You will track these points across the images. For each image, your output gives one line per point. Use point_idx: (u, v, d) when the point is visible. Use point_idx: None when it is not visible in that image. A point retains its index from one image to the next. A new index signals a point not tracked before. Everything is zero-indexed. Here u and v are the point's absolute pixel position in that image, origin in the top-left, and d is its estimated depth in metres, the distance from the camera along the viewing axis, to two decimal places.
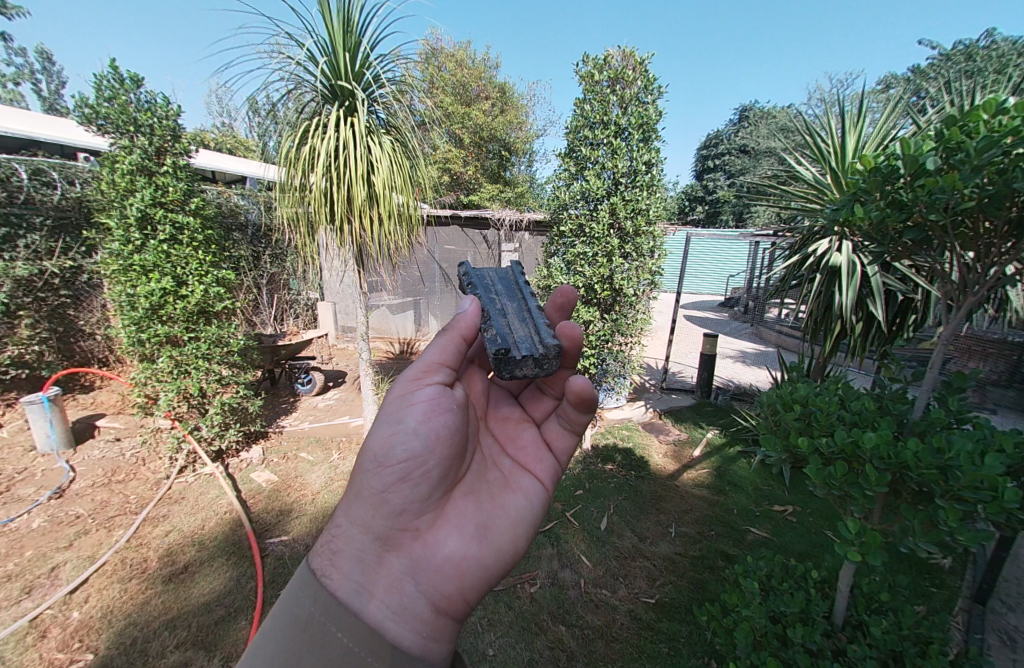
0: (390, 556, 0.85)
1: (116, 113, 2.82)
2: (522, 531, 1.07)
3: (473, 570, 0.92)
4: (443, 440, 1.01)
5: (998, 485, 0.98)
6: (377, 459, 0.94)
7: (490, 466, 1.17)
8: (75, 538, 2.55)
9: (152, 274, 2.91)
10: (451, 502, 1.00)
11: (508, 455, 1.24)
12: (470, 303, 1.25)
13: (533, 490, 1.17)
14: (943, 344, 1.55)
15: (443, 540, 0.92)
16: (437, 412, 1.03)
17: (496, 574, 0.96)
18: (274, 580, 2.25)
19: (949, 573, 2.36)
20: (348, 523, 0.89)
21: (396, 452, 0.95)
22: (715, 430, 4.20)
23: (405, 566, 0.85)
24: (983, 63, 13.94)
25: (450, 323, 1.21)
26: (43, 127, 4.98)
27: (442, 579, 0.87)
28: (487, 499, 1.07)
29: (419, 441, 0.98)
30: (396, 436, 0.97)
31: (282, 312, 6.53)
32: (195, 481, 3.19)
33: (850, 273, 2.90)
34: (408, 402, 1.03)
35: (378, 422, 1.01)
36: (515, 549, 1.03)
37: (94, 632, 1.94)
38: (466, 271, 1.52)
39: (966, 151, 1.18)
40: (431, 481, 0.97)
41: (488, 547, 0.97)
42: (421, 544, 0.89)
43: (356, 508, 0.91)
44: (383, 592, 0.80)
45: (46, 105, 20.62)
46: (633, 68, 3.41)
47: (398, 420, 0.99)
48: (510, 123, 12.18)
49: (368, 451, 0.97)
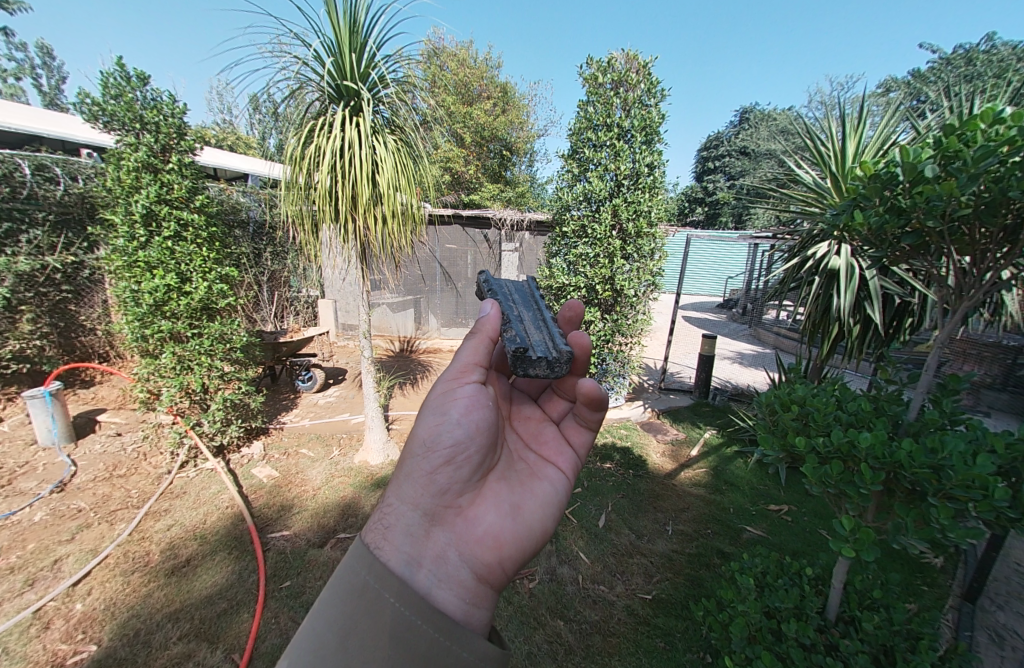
0: (435, 530, 0.90)
1: (122, 110, 2.85)
2: (551, 513, 1.10)
3: (508, 543, 0.96)
4: (483, 431, 1.05)
5: (989, 485, 1.00)
6: (424, 445, 1.00)
7: (518, 458, 1.20)
8: (78, 532, 2.57)
9: (157, 270, 2.94)
10: (487, 485, 1.03)
11: (532, 448, 1.27)
12: (491, 304, 1.28)
13: (559, 477, 1.19)
14: (938, 347, 1.58)
15: (481, 517, 0.96)
16: (477, 405, 1.08)
17: (529, 552, 0.99)
18: (275, 574, 2.28)
19: (941, 572, 2.40)
20: (398, 501, 0.94)
21: (442, 439, 1.00)
22: (713, 430, 4.24)
23: (449, 539, 0.89)
24: (984, 68, 14.01)
25: (476, 326, 1.24)
26: (45, 122, 4.99)
27: (482, 551, 0.91)
28: (518, 484, 1.10)
29: (461, 430, 1.03)
30: (441, 425, 1.02)
31: (282, 309, 6.56)
32: (197, 476, 3.21)
33: (848, 277, 2.93)
34: (451, 396, 1.08)
35: (423, 413, 1.07)
36: (545, 528, 1.06)
37: (98, 623, 1.96)
38: (485, 280, 1.57)
39: (963, 160, 1.21)
40: (472, 464, 1.02)
41: (521, 525, 1.01)
42: (463, 520, 0.94)
43: (405, 488, 0.96)
44: (430, 563, 0.83)
45: (46, 99, 20.59)
46: (637, 71, 3.45)
47: (442, 412, 1.05)
48: (511, 123, 12.21)
49: (415, 439, 1.02)
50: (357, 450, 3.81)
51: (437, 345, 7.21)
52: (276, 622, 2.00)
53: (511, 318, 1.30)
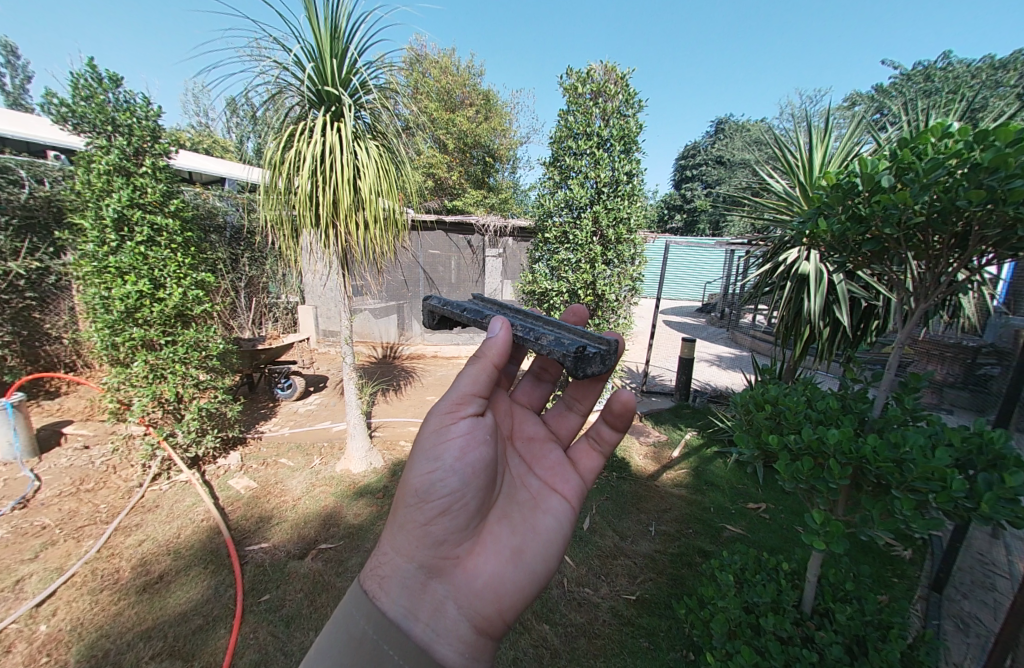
0: (434, 582, 0.91)
1: (93, 113, 2.78)
2: (554, 551, 1.11)
3: (508, 593, 0.97)
4: (479, 474, 1.04)
5: (947, 476, 1.05)
6: (419, 494, 0.98)
7: (520, 488, 1.19)
8: (41, 550, 2.44)
9: (128, 276, 2.84)
10: (487, 528, 1.04)
11: (537, 474, 1.26)
12: (499, 323, 1.12)
13: (563, 510, 1.19)
14: (898, 348, 1.66)
15: (482, 565, 0.97)
16: (473, 445, 1.06)
17: (531, 596, 1.01)
18: (254, 588, 2.21)
19: (909, 564, 2.51)
20: (394, 552, 0.94)
21: (436, 488, 0.99)
22: (694, 431, 4.32)
23: (447, 591, 0.90)
24: (941, 84, 14.84)
25: (480, 350, 1.12)
26: (9, 123, 4.81)
27: (482, 603, 0.93)
28: (521, 522, 1.10)
29: (456, 476, 1.01)
30: (435, 473, 1.00)
31: (260, 315, 6.39)
32: (170, 489, 3.10)
33: (817, 281, 3.05)
34: (445, 437, 1.04)
35: (415, 456, 1.03)
36: (548, 568, 1.07)
37: (64, 645, 1.86)
38: (442, 303, 1.45)
39: (915, 171, 1.28)
40: (469, 510, 1.01)
41: (523, 570, 1.02)
42: (463, 571, 0.94)
43: (400, 539, 0.96)
44: (428, 615, 0.86)
45: (10, 98, 19.82)
46: (615, 82, 3.54)
47: (435, 457, 1.01)
48: (494, 130, 12.37)
49: (408, 487, 1.00)
50: (338, 458, 3.74)
51: (421, 350, 7.17)
52: (255, 637, 1.94)
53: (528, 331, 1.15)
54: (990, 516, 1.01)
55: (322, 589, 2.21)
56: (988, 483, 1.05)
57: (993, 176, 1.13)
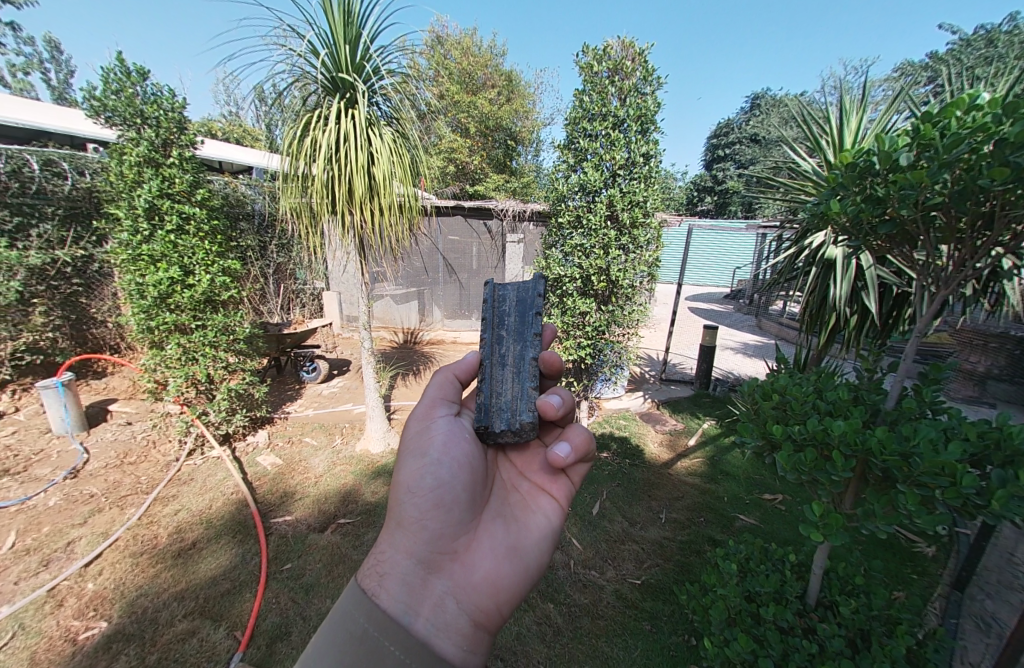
0: (433, 578, 0.97)
1: (123, 106, 2.90)
2: (546, 547, 1.15)
3: (504, 587, 1.02)
4: (463, 468, 1.13)
5: (958, 472, 0.98)
6: (411, 491, 1.08)
7: (511, 489, 1.24)
8: (89, 516, 2.68)
9: (160, 263, 3.00)
10: (479, 526, 1.10)
11: (526, 476, 1.29)
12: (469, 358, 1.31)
13: (554, 508, 1.22)
14: (917, 337, 1.57)
15: (478, 561, 1.03)
16: (454, 441, 1.17)
17: (527, 590, 1.06)
18: (277, 557, 2.37)
19: (932, 561, 2.42)
20: (392, 550, 1.00)
21: (426, 484, 1.08)
22: (712, 421, 4.24)
23: (446, 587, 0.96)
24: (1007, 48, 13.41)
25: (445, 365, 1.38)
26: (53, 118, 5.09)
27: (479, 596, 0.98)
28: (513, 520, 1.15)
29: (443, 471, 1.11)
30: (423, 470, 1.10)
31: (287, 301, 6.66)
32: (203, 463, 3.32)
33: (844, 268, 2.90)
34: (428, 437, 1.17)
35: (405, 460, 1.14)
36: (542, 563, 1.12)
37: (107, 602, 2.06)
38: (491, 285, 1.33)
39: (936, 148, 1.18)
40: (459, 506, 1.08)
41: (518, 566, 1.06)
42: (460, 565, 1.00)
43: (397, 538, 1.02)
44: (428, 610, 0.91)
45: (57, 93, 20.87)
46: (633, 58, 3.40)
47: (422, 456, 1.13)
48: (516, 111, 12.10)
49: (401, 486, 1.10)
50: (358, 438, 3.90)
51: (440, 336, 7.28)
52: (276, 601, 2.08)
53: (486, 370, 1.22)
54: (1000, 514, 0.95)
55: (339, 561, 2.34)
56: (1002, 480, 0.98)
57: (1018, 153, 1.04)
